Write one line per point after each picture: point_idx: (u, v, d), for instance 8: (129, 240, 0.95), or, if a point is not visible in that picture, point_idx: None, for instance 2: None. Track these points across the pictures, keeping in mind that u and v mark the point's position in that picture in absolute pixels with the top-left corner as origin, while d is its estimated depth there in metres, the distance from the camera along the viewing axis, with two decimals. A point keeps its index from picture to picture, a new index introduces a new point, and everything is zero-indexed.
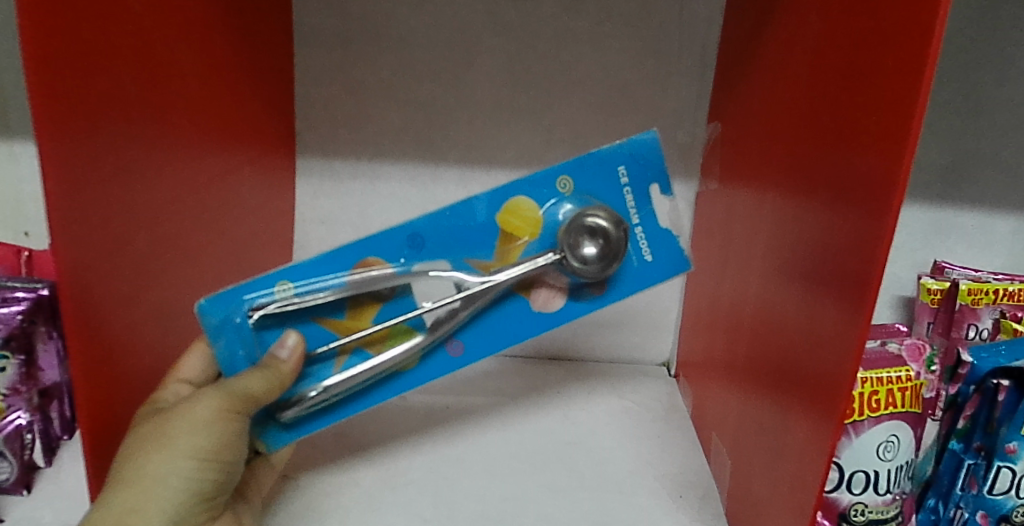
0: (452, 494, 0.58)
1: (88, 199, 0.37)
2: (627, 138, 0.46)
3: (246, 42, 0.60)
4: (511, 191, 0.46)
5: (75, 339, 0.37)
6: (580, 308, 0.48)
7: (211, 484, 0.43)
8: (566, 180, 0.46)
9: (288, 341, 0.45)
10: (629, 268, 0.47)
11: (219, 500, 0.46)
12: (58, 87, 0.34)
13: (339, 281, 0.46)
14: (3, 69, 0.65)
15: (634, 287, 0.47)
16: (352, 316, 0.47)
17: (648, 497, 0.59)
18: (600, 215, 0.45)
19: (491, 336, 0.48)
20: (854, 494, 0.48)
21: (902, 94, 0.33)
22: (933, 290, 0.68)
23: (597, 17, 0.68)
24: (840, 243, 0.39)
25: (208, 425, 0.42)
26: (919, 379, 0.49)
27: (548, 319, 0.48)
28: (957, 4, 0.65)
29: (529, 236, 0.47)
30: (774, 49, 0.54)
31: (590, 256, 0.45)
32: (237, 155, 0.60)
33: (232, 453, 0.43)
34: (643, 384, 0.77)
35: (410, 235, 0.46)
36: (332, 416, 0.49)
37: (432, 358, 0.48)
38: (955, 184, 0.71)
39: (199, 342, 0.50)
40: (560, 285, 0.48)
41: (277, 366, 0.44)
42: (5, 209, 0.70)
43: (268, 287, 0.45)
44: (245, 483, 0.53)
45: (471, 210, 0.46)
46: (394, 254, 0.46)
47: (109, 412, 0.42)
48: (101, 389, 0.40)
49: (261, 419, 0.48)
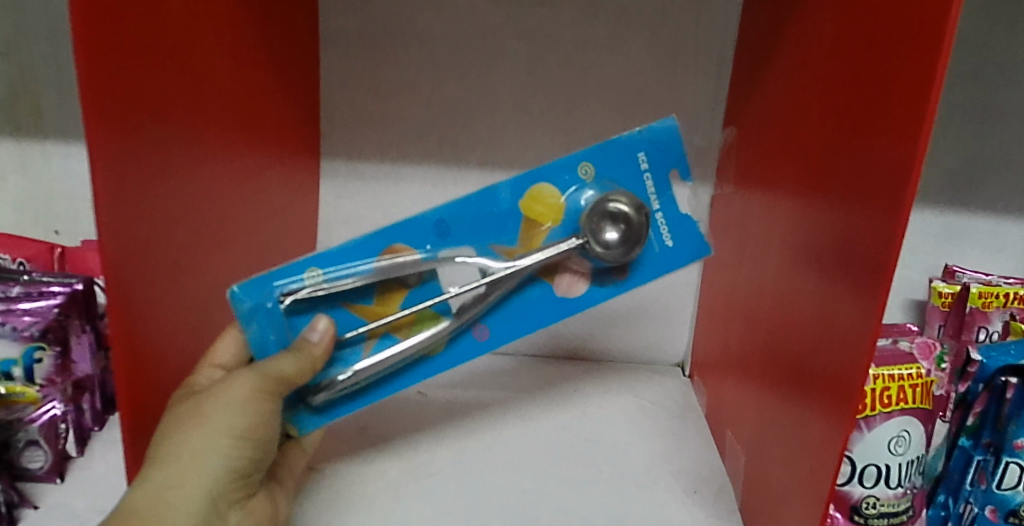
0: (476, 487, 0.60)
1: (130, 192, 0.38)
2: (645, 125, 0.47)
3: (276, 45, 0.62)
4: (534, 178, 0.48)
5: (117, 326, 0.39)
6: (604, 292, 0.49)
7: (246, 461, 0.44)
8: (588, 166, 0.48)
9: (319, 325, 0.46)
10: (651, 254, 0.49)
11: (254, 477, 0.47)
12: (106, 83, 0.35)
13: (368, 267, 0.47)
14: (38, 71, 0.67)
15: (656, 271, 0.49)
16: (379, 302, 0.49)
17: (664, 492, 0.60)
18: (622, 200, 0.47)
19: (515, 322, 0.50)
20: (866, 487, 0.49)
21: (916, 91, 0.35)
22: (944, 293, 0.71)
23: (615, 22, 0.70)
24: (854, 236, 0.40)
25: (243, 406, 0.43)
26: (930, 376, 0.50)
27: (573, 304, 0.49)
28: (970, 9, 0.66)
29: (552, 223, 0.49)
30: (790, 52, 0.55)
31: (612, 241, 0.47)
32: (267, 156, 0.62)
33: (266, 432, 0.44)
34: (659, 384, 0.78)
35: (437, 222, 0.48)
36: (362, 400, 0.50)
37: (458, 342, 0.50)
38: (967, 188, 0.72)
39: (230, 329, 0.51)
40: (583, 270, 0.49)
41: (309, 349, 0.45)
42: (38, 208, 0.72)
43: (297, 274, 0.47)
44: (277, 466, 0.54)
45: (495, 197, 0.48)
46: (421, 241, 0.48)
47: (143, 394, 0.43)
48: (137, 369, 0.42)
49: (292, 402, 0.49)
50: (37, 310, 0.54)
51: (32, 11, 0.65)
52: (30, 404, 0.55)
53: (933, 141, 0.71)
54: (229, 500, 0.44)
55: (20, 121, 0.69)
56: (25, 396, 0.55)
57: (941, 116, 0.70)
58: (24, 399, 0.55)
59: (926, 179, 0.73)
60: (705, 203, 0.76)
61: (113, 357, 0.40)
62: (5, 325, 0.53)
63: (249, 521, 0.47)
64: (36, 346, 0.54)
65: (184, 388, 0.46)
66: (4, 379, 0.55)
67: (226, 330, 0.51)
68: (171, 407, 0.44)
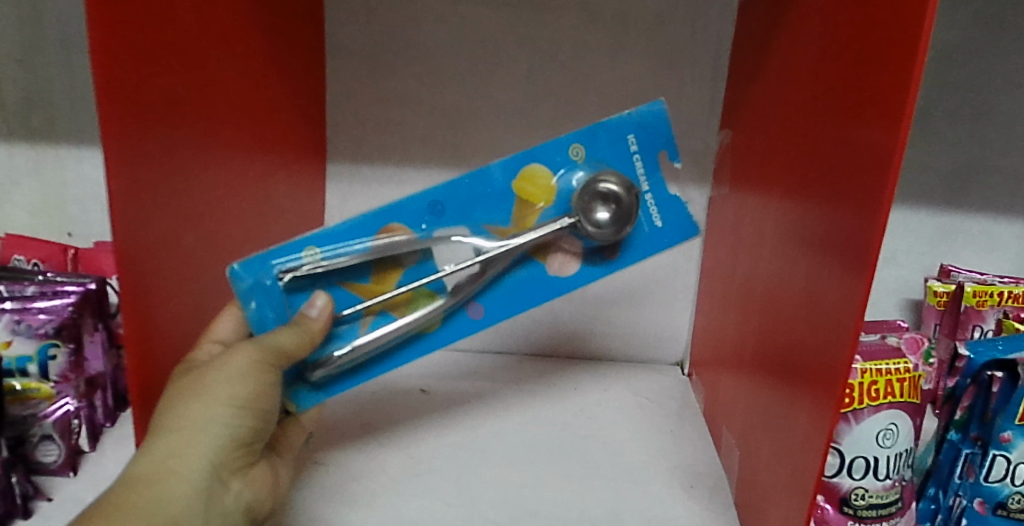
0: (475, 481, 0.61)
1: (143, 194, 0.40)
2: (636, 108, 0.49)
3: (283, 52, 0.63)
4: (526, 160, 0.50)
5: (129, 306, 0.41)
6: (595, 271, 0.51)
7: (248, 430, 0.46)
8: (578, 148, 0.50)
9: (318, 301, 0.48)
10: (640, 234, 0.51)
11: (256, 447, 0.49)
12: (121, 89, 0.37)
13: (364, 246, 0.49)
14: (53, 77, 0.69)
15: (645, 251, 0.51)
16: (376, 281, 0.51)
17: (660, 487, 0.61)
18: (612, 180, 0.49)
19: (509, 300, 0.52)
20: (854, 479, 0.51)
21: (897, 85, 0.36)
22: (939, 292, 0.72)
23: (613, 28, 0.71)
24: (840, 229, 0.42)
25: (245, 377, 0.45)
26: (917, 371, 0.52)
27: (564, 283, 0.52)
28: (962, 14, 0.68)
29: (544, 203, 0.51)
30: (781, 56, 0.56)
31: (604, 221, 0.49)
32: (274, 159, 0.64)
33: (266, 402, 0.46)
34: (658, 382, 0.79)
35: (431, 202, 0.50)
36: (360, 376, 0.52)
37: (453, 321, 0.52)
38: (961, 189, 0.73)
39: (231, 308, 0.52)
40: (575, 249, 0.52)
41: (308, 324, 0.48)
42: (52, 210, 0.74)
43: (296, 252, 0.49)
44: (277, 440, 0.56)
45: (488, 177, 0.50)
46: (415, 221, 0.50)
47: (150, 370, 0.45)
48: (146, 345, 0.43)
49: (291, 379, 0.51)
50: (53, 308, 0.56)
51: (48, 20, 0.67)
52: (45, 400, 0.57)
53: (927, 143, 0.72)
54: (230, 467, 0.46)
55: (36, 126, 0.71)
56: (40, 391, 0.57)
57: (935, 118, 0.71)
58: (40, 394, 0.57)
59: (922, 180, 0.74)
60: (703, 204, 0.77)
61: (123, 330, 0.41)
62: (21, 323, 0.55)
63: (250, 491, 0.49)
64: (50, 343, 0.56)
65: (186, 364, 0.47)
66: (21, 375, 0.56)
67: (226, 308, 0.52)
68: (176, 379, 0.45)
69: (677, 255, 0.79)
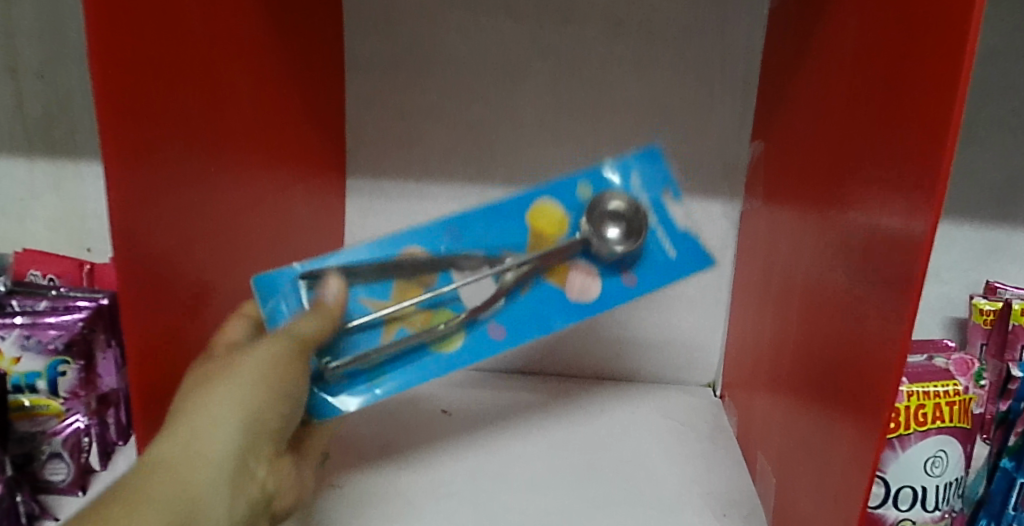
0: (494, 506, 0.58)
1: (145, 209, 0.39)
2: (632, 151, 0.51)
3: (300, 65, 0.63)
4: (534, 196, 0.51)
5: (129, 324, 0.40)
6: (615, 293, 0.49)
7: (279, 414, 0.43)
8: (584, 186, 0.50)
9: (330, 286, 0.47)
10: (653, 261, 0.49)
11: (280, 438, 0.45)
12: (123, 103, 0.37)
13: (388, 258, 0.49)
14: (74, 93, 0.69)
15: (659, 281, 0.49)
16: (396, 297, 0.50)
17: (692, 515, 0.58)
18: (619, 200, 0.49)
19: (531, 317, 0.49)
20: (900, 510, 0.48)
21: (941, 96, 0.33)
22: (986, 310, 0.66)
23: (638, 37, 0.69)
24: (882, 250, 0.39)
25: (279, 356, 0.43)
26: (968, 393, 0.48)
27: (586, 306, 0.49)
28: (1003, 18, 0.64)
29: (558, 233, 0.50)
30: (816, 62, 0.54)
31: (616, 237, 0.48)
32: (291, 174, 0.63)
33: (297, 384, 0.44)
34: (690, 404, 0.76)
35: (452, 223, 0.50)
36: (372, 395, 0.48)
37: (474, 333, 0.49)
38: (1007, 201, 0.69)
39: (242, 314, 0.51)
40: (593, 272, 0.50)
41: (326, 307, 0.47)
42: (71, 225, 0.74)
43: (320, 265, 0.49)
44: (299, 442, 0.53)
45: (498, 207, 0.51)
46: (435, 243, 0.50)
47: (155, 393, 0.43)
48: (151, 367, 0.42)
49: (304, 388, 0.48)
50: (63, 324, 0.55)
51: (69, 36, 0.68)
52: (54, 417, 0.57)
53: (968, 154, 0.68)
54: (258, 455, 0.43)
55: (56, 142, 0.71)
56: (49, 408, 0.56)
57: (977, 127, 0.67)
58: (48, 411, 0.56)
59: (966, 191, 0.70)
60: (734, 219, 0.74)
61: (126, 345, 0.40)
62: (30, 338, 0.55)
63: (274, 482, 0.45)
64: (60, 360, 0.56)
65: (204, 358, 0.45)
66: (29, 391, 0.56)
67: (238, 314, 0.51)
68: (197, 367, 0.43)
69: (707, 272, 0.76)
